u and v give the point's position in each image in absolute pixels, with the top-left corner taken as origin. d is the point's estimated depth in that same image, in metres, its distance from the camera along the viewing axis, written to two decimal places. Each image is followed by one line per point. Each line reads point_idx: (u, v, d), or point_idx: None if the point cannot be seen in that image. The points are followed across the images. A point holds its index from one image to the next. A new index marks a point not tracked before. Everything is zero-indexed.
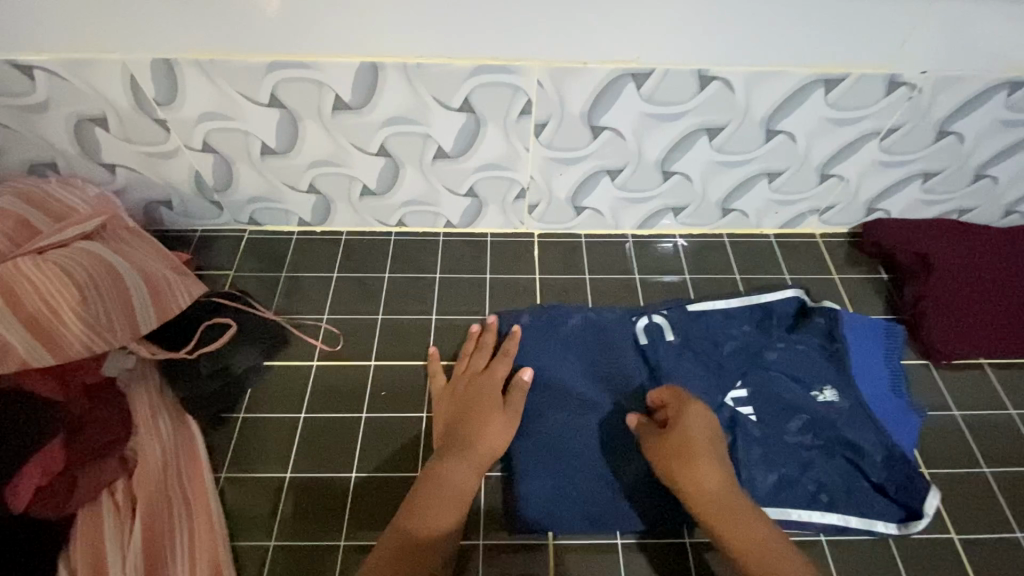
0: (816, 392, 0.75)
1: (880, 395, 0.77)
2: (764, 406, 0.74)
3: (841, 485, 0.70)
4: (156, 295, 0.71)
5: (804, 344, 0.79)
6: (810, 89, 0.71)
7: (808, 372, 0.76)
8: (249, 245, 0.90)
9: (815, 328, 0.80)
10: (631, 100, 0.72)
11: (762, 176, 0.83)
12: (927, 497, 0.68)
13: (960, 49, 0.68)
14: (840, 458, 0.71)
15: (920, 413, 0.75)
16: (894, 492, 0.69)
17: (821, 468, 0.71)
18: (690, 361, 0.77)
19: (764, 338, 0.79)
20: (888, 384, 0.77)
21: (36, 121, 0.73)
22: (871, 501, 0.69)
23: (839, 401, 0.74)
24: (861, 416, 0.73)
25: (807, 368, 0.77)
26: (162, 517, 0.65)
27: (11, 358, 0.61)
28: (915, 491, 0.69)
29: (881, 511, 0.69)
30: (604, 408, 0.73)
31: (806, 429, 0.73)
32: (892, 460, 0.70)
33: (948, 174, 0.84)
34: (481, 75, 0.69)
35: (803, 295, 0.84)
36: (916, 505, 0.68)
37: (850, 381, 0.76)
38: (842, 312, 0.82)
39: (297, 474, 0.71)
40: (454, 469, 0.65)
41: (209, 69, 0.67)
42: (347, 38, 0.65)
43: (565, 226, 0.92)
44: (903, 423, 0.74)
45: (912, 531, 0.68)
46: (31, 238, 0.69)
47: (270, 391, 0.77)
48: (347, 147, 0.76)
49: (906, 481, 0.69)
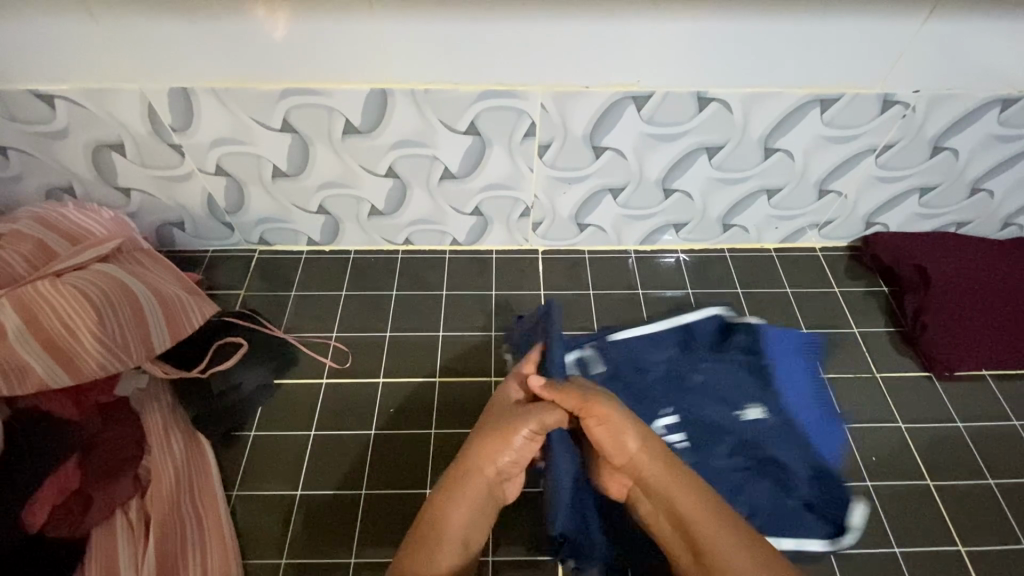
0: (742, 411, 0.76)
1: (804, 408, 0.78)
2: (693, 428, 0.75)
3: (778, 508, 0.70)
4: (170, 315, 0.73)
5: (758, 363, 0.80)
6: (806, 109, 0.73)
7: (729, 392, 0.77)
8: (259, 265, 0.92)
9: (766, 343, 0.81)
10: (632, 121, 0.74)
11: (761, 193, 0.85)
12: (852, 510, 0.70)
13: (951, 70, 0.70)
14: (765, 477, 0.72)
15: (842, 422, 0.78)
16: (838, 513, 0.70)
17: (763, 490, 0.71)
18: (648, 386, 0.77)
19: (722, 358, 0.80)
20: (811, 397, 0.79)
21: (55, 148, 0.76)
22: (796, 522, 0.69)
23: (765, 419, 0.75)
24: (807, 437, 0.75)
25: (730, 388, 0.77)
26: (175, 534, 0.66)
27: (31, 379, 0.63)
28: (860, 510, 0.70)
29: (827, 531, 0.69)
30: None
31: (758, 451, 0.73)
32: (833, 483, 0.71)
33: (944, 188, 0.85)
34: (486, 100, 0.71)
35: (726, 311, 0.83)
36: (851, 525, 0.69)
37: (774, 398, 0.77)
38: (762, 326, 0.82)
39: (308, 491, 0.71)
40: (460, 512, 0.58)
41: (224, 96, 0.70)
42: (357, 66, 0.68)
43: (569, 243, 0.93)
44: (829, 432, 0.76)
45: (844, 546, 0.68)
46: (50, 261, 0.71)
47: (281, 408, 0.78)
48: (356, 169, 0.79)
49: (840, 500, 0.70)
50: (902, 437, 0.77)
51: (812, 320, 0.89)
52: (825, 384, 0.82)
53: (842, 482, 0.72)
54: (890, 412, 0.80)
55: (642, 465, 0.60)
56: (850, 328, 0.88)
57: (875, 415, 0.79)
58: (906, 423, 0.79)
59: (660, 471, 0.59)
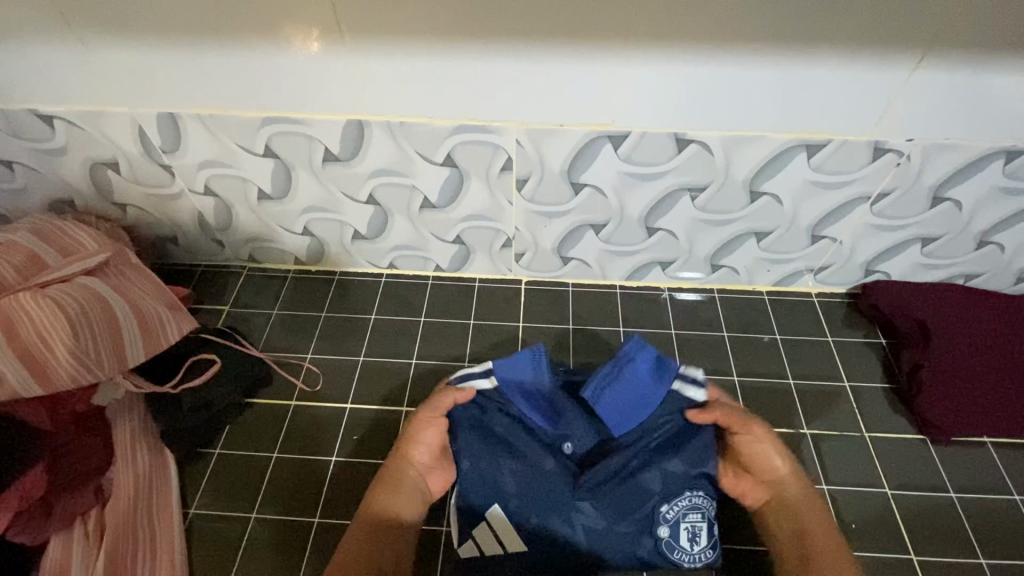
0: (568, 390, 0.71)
1: (619, 413, 0.68)
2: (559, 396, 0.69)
3: (634, 540, 0.65)
4: (146, 331, 0.75)
5: (612, 406, 0.68)
6: (791, 154, 0.71)
7: (617, 397, 0.68)
8: (247, 281, 0.94)
9: (642, 381, 0.69)
10: (610, 158, 0.73)
11: (749, 235, 0.82)
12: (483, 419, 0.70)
13: (945, 119, 0.67)
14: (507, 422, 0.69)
15: (629, 378, 0.68)
16: (686, 555, 0.65)
17: (623, 529, 0.65)
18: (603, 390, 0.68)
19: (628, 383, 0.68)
20: (633, 406, 0.68)
21: (56, 163, 0.80)
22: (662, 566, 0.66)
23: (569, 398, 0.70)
24: (672, 478, 0.66)
25: (621, 392, 0.68)
26: (126, 546, 0.68)
27: (4, 388, 0.65)
28: (695, 546, 0.65)
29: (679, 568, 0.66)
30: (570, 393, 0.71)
31: (604, 504, 0.65)
32: (712, 510, 0.66)
33: (948, 239, 0.81)
34: (461, 134, 0.71)
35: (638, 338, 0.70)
36: (713, 555, 0.65)
37: (614, 389, 0.68)
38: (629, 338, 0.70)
39: (263, 514, 0.72)
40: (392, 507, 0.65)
41: (209, 122, 0.72)
42: (336, 100, 0.69)
43: (552, 275, 0.92)
44: (603, 401, 0.68)
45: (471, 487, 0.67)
46: (39, 272, 0.73)
47: (248, 427, 0.79)
48: (337, 195, 0.80)
49: (695, 537, 0.65)
50: (888, 504, 0.73)
51: (801, 370, 0.84)
52: (810, 440, 0.78)
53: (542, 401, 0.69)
54: (877, 476, 0.75)
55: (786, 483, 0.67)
56: (842, 382, 0.83)
57: (862, 477, 0.75)
58: (893, 489, 0.74)
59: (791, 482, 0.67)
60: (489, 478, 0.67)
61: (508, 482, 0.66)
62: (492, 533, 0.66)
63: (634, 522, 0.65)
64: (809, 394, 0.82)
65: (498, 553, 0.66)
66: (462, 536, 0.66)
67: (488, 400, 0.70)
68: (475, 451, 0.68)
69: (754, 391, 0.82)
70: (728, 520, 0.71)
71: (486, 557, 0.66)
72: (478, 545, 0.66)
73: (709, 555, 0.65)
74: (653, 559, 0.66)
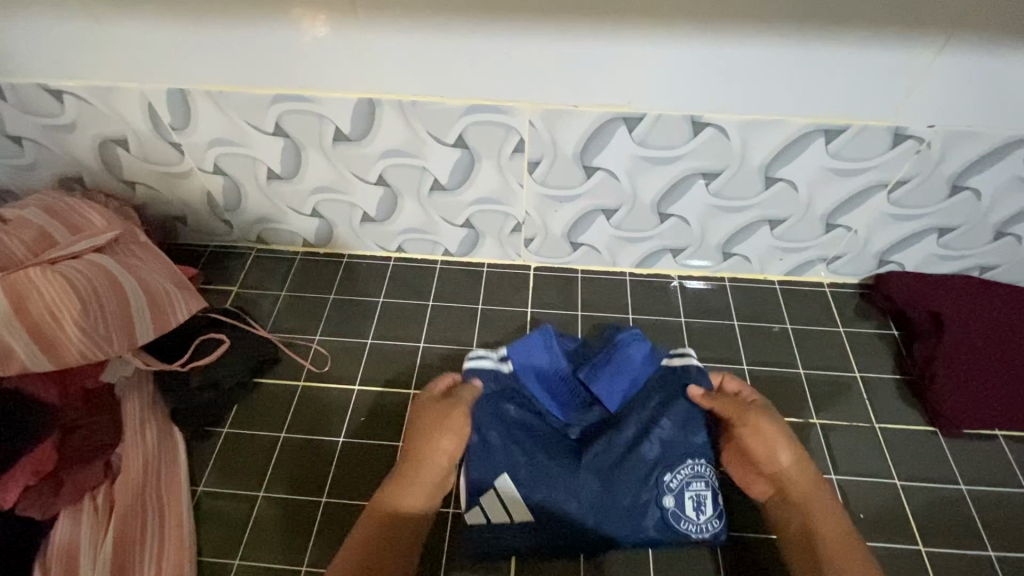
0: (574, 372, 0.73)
1: (620, 391, 0.71)
2: (563, 377, 0.73)
3: (641, 511, 0.66)
4: (155, 307, 0.75)
5: (611, 385, 0.71)
6: (809, 139, 0.70)
7: (619, 376, 0.71)
8: (255, 262, 0.93)
9: (639, 363, 0.72)
10: (624, 142, 0.72)
11: (763, 223, 0.81)
12: (492, 392, 0.71)
13: (968, 105, 0.65)
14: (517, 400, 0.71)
15: (630, 360, 0.72)
16: (693, 526, 0.65)
17: (629, 500, 0.66)
18: (606, 370, 0.71)
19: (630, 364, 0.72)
20: (632, 386, 0.72)
21: (65, 139, 0.79)
22: (670, 538, 0.66)
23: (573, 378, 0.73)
24: (674, 449, 0.68)
25: (622, 372, 0.71)
26: (135, 521, 0.68)
27: (13, 362, 0.66)
28: (701, 516, 0.66)
29: (688, 540, 0.66)
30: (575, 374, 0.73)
31: (608, 475, 0.66)
32: (714, 478, 0.67)
33: (965, 230, 0.79)
34: (474, 114, 0.70)
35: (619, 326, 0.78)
36: (719, 525, 0.66)
37: (616, 369, 0.71)
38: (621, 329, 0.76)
39: (271, 493, 0.72)
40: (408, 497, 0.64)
41: (219, 99, 0.72)
42: (347, 78, 0.68)
43: (562, 261, 0.91)
44: (606, 379, 0.71)
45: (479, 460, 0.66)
46: (48, 248, 0.74)
47: (256, 406, 0.79)
48: (347, 176, 0.79)
49: (700, 507, 0.66)
50: (896, 495, 0.73)
51: (811, 360, 0.84)
52: (819, 429, 0.78)
53: (547, 379, 0.72)
54: (886, 467, 0.75)
55: (791, 477, 0.65)
56: (853, 372, 0.83)
57: (870, 468, 0.75)
58: (902, 480, 0.74)
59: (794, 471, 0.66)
60: (504, 448, 0.67)
61: (517, 453, 0.67)
62: (500, 509, 0.66)
63: (641, 492, 0.66)
64: (819, 384, 0.82)
65: (507, 522, 0.65)
66: (469, 505, 0.66)
67: (502, 377, 0.72)
68: (487, 429, 0.68)
69: (763, 380, 0.82)
70: (735, 505, 0.71)
71: (494, 533, 0.66)
72: (487, 514, 0.66)
73: (715, 525, 0.66)
74: (661, 532, 0.66)
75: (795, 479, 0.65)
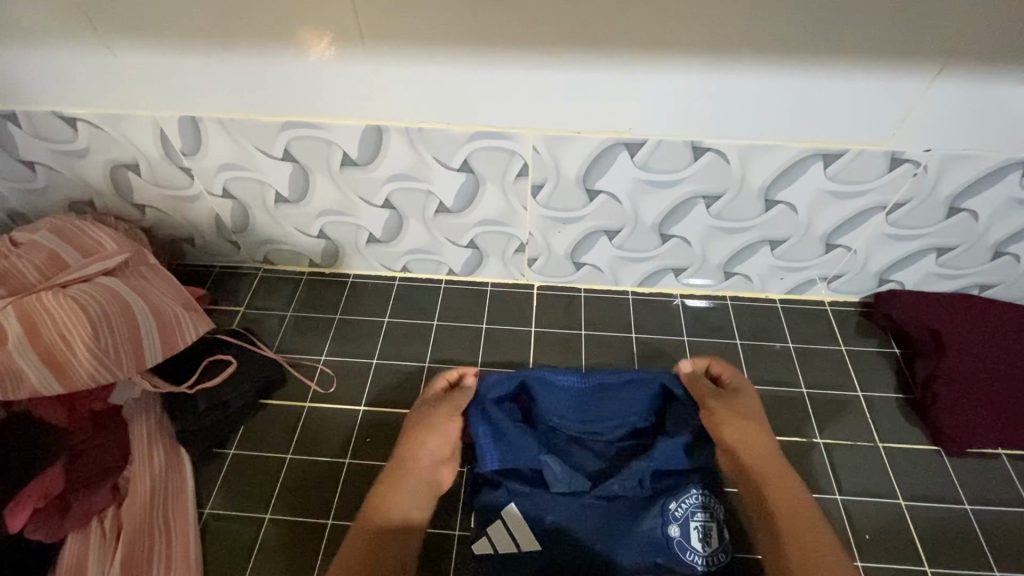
0: (587, 410, 0.74)
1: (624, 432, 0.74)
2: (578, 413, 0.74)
3: (646, 537, 0.65)
4: (163, 330, 0.76)
5: (604, 430, 0.73)
6: (807, 163, 0.71)
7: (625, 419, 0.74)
8: (261, 283, 0.94)
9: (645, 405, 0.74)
10: (625, 166, 0.73)
11: (763, 243, 0.82)
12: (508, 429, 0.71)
13: (961, 130, 0.67)
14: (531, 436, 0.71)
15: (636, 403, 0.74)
16: (700, 557, 0.65)
17: (634, 526, 0.66)
18: (610, 412, 0.74)
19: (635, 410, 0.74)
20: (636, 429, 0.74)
21: (78, 164, 0.81)
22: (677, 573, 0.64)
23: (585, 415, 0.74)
24: (676, 478, 0.69)
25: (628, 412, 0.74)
26: (142, 544, 0.69)
27: (26, 386, 0.67)
28: (707, 547, 0.65)
29: (693, 573, 0.64)
30: (588, 413, 0.74)
31: (614, 504, 0.67)
32: (720, 512, 0.67)
33: (963, 250, 0.80)
34: (479, 140, 0.72)
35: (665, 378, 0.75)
36: (725, 558, 0.65)
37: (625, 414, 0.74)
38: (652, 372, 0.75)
39: (278, 516, 0.72)
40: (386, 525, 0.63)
41: (229, 126, 0.73)
42: (355, 106, 0.70)
43: (566, 280, 0.92)
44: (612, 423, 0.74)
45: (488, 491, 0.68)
46: (59, 272, 0.75)
47: (263, 428, 0.80)
48: (353, 199, 0.81)
49: (706, 537, 0.65)
50: (901, 515, 0.73)
51: (813, 378, 0.84)
52: (821, 448, 0.78)
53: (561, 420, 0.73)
54: (890, 487, 0.75)
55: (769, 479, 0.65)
56: (855, 391, 0.83)
57: (874, 487, 0.75)
58: (906, 500, 0.74)
59: (764, 452, 0.68)
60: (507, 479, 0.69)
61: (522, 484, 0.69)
62: (506, 531, 0.66)
63: (646, 520, 0.66)
64: (821, 402, 0.82)
65: (514, 549, 0.65)
66: (478, 532, 0.67)
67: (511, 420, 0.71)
68: (496, 450, 0.70)
69: (766, 399, 0.82)
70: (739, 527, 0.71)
71: (499, 556, 0.66)
72: (493, 542, 0.66)
73: (721, 557, 0.65)
74: (668, 566, 0.64)
75: (780, 498, 0.63)
